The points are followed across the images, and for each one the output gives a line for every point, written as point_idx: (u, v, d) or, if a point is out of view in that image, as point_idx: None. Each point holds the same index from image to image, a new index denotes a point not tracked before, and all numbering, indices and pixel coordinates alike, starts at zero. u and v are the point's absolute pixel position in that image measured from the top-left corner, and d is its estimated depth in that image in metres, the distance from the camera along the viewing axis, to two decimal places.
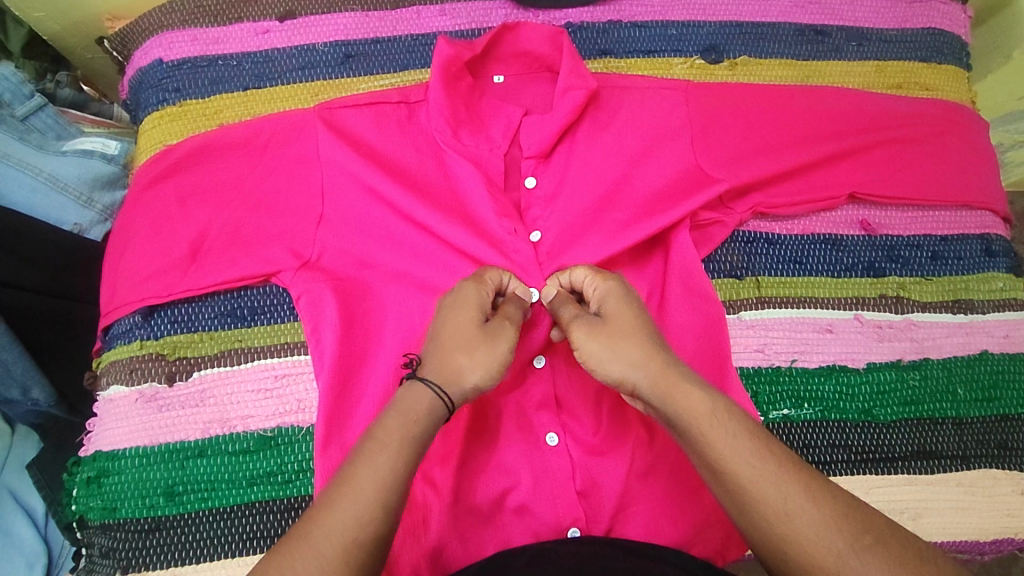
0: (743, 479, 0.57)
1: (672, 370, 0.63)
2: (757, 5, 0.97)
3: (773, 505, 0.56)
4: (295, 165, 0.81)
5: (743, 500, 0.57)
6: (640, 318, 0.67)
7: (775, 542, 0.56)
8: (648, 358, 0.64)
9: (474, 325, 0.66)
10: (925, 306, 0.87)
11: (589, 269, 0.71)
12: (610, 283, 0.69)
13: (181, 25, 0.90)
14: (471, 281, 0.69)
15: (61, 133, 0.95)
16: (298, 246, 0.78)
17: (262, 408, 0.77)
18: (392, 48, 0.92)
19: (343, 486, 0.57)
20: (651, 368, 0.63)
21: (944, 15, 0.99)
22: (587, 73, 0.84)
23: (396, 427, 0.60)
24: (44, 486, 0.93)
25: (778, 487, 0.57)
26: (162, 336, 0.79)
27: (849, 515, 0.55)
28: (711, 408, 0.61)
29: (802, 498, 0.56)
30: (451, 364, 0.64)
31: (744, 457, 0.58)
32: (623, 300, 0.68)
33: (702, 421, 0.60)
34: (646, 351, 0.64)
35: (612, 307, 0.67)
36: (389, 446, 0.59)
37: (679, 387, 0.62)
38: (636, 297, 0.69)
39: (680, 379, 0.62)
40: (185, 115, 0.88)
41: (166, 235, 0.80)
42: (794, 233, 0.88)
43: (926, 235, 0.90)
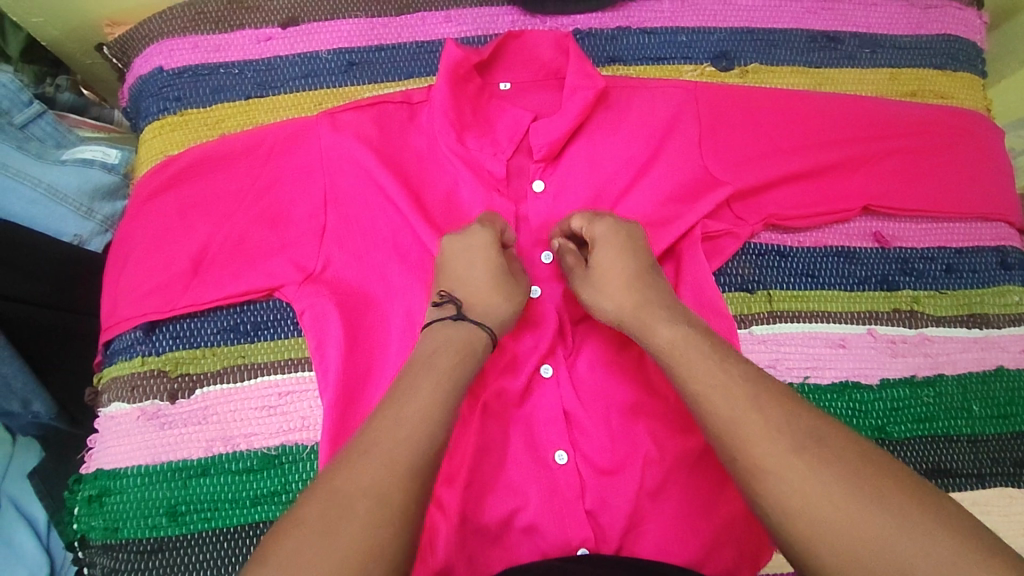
0: (770, 471, 0.52)
1: (652, 304, 0.65)
2: (769, 11, 0.95)
3: (817, 506, 0.50)
4: (299, 177, 0.80)
5: (771, 494, 0.52)
6: (626, 259, 0.69)
7: (814, 542, 0.49)
8: (630, 295, 0.66)
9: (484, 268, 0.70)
10: (939, 320, 0.86)
11: (583, 216, 0.73)
12: (597, 227, 0.71)
13: (181, 33, 0.89)
14: (487, 228, 0.72)
15: (61, 141, 0.94)
16: (301, 259, 0.77)
17: (266, 426, 0.75)
18: (397, 55, 0.90)
19: (341, 481, 0.53)
20: (632, 303, 0.66)
21: (958, 21, 0.98)
22: (595, 74, 0.82)
23: (400, 418, 0.57)
24: (44, 496, 0.92)
25: (810, 478, 0.51)
26: (164, 352, 0.78)
27: (905, 511, 0.49)
28: (685, 338, 0.61)
29: (846, 494, 0.50)
30: (483, 305, 0.68)
31: (714, 372, 0.58)
32: (613, 245, 0.69)
33: (674, 346, 0.61)
34: (629, 292, 0.66)
35: (599, 256, 0.69)
36: (393, 437, 0.55)
37: (655, 318, 0.64)
38: (628, 238, 0.70)
39: (655, 310, 0.64)
40: (186, 125, 0.86)
41: (167, 248, 0.79)
42: (807, 245, 0.87)
43: (941, 247, 0.88)
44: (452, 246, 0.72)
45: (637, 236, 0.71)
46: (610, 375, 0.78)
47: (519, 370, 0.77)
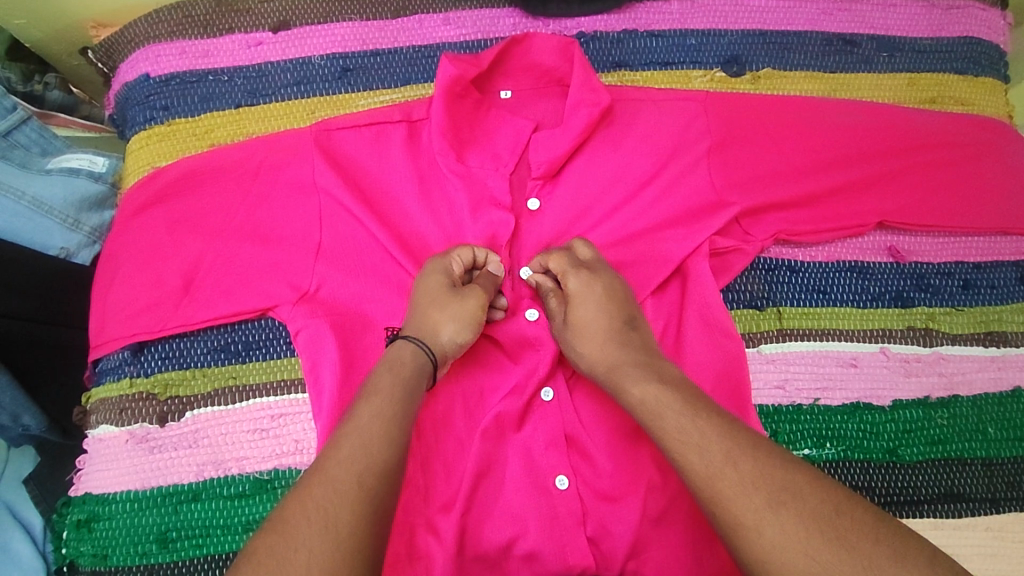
0: (748, 523, 0.51)
1: (627, 363, 0.65)
2: (782, 12, 0.91)
3: (800, 560, 0.49)
4: (291, 191, 0.77)
5: (745, 545, 0.51)
6: (606, 316, 0.68)
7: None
8: (607, 353, 0.66)
9: (441, 289, 0.69)
10: (955, 339, 0.83)
11: (564, 259, 0.72)
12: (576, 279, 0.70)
13: (167, 37, 0.85)
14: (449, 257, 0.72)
15: (46, 147, 0.90)
16: (294, 277, 0.74)
17: (259, 450, 0.73)
18: (394, 61, 0.86)
19: (304, 530, 0.51)
20: (608, 361, 0.66)
21: (981, 22, 0.93)
22: (599, 88, 0.79)
23: (355, 461, 0.54)
24: (40, 500, 0.90)
25: (788, 533, 0.50)
26: (154, 373, 0.76)
27: (886, 564, 0.48)
28: (657, 397, 0.61)
29: (824, 547, 0.49)
30: (428, 324, 0.67)
31: (676, 434, 0.58)
32: (593, 300, 0.69)
33: (644, 407, 0.61)
34: (603, 349, 0.67)
35: (578, 308, 0.69)
36: (348, 484, 0.53)
37: (628, 376, 0.64)
38: (608, 290, 0.70)
39: (628, 369, 0.64)
40: (174, 135, 0.83)
41: (157, 264, 0.76)
42: (819, 260, 0.84)
43: (958, 262, 0.85)
44: (426, 267, 0.71)
45: (615, 285, 0.70)
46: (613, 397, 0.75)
47: (519, 392, 0.74)
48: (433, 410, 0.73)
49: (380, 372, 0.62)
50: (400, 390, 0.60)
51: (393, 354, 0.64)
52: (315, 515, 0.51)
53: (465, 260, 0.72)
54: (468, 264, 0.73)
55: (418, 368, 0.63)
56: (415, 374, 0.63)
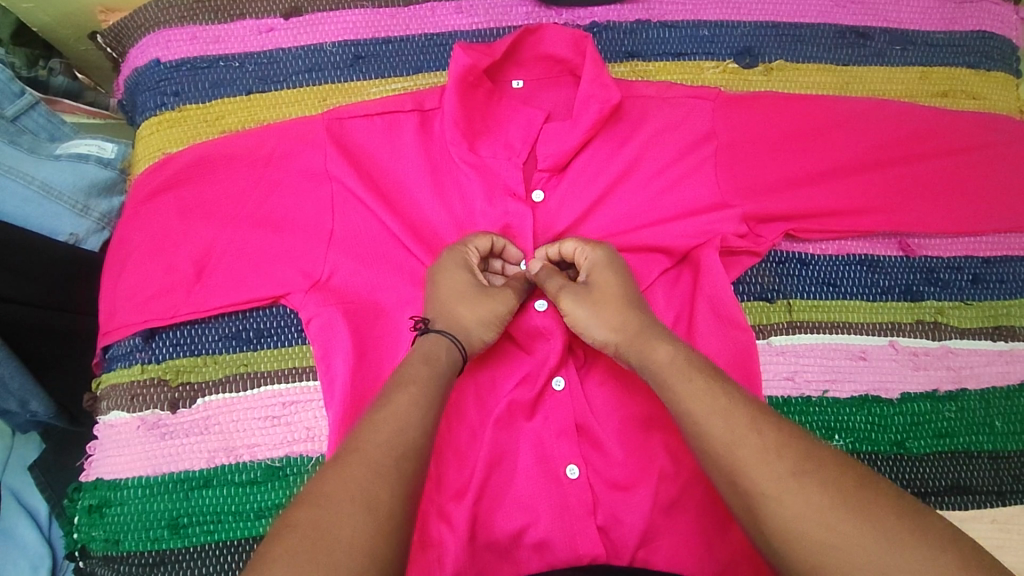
0: (768, 492, 0.52)
1: (648, 329, 0.65)
2: (796, 4, 0.91)
3: (820, 530, 0.49)
4: (304, 179, 0.77)
5: (767, 515, 0.51)
6: (622, 286, 0.69)
7: (806, 563, 0.49)
8: (626, 317, 0.67)
9: (466, 281, 0.69)
10: (963, 333, 0.83)
11: (580, 240, 0.73)
12: (599, 254, 0.71)
13: (178, 22, 0.84)
14: (464, 247, 0.72)
15: (54, 133, 0.90)
16: (308, 265, 0.74)
17: (270, 437, 0.73)
18: (406, 49, 0.86)
19: (343, 507, 0.50)
20: (628, 326, 0.66)
21: (994, 16, 0.93)
22: (611, 84, 0.78)
23: (390, 441, 0.55)
24: (45, 487, 0.90)
25: (809, 502, 0.50)
26: (165, 360, 0.76)
27: (905, 535, 0.48)
28: (681, 358, 0.62)
29: (844, 517, 0.49)
30: (456, 318, 0.67)
31: (698, 399, 0.58)
32: (609, 269, 0.70)
33: (668, 368, 0.61)
34: (622, 314, 0.67)
35: (598, 276, 0.70)
36: (383, 462, 0.53)
37: (652, 340, 0.64)
38: (621, 263, 0.71)
39: (650, 333, 0.65)
40: (185, 121, 0.83)
41: (169, 252, 0.76)
42: (829, 253, 0.84)
43: (967, 256, 0.86)
44: (445, 257, 0.71)
45: (628, 267, 0.73)
46: (624, 388, 0.75)
47: (531, 381, 0.74)
48: (446, 398, 0.73)
49: (416, 363, 0.62)
50: (440, 383, 0.61)
51: (427, 348, 0.64)
52: (354, 492, 0.51)
53: (480, 250, 0.72)
54: (486, 252, 0.73)
55: (448, 360, 0.64)
56: (449, 367, 0.64)
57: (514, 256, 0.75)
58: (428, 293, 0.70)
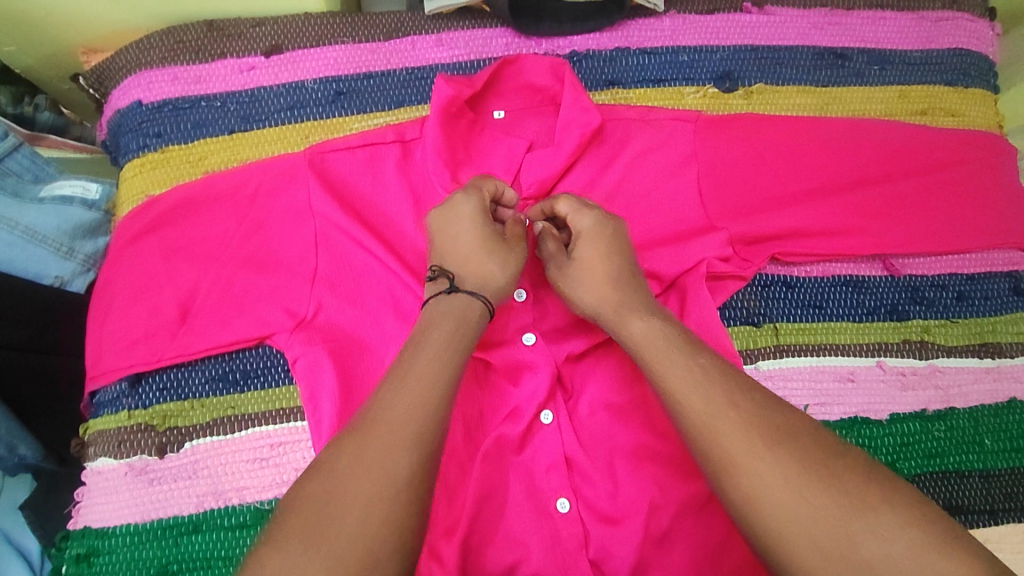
0: (746, 463, 0.52)
1: (631, 303, 0.66)
2: (774, 28, 0.91)
3: (796, 503, 0.50)
4: (287, 218, 0.77)
5: (740, 487, 0.52)
6: (612, 257, 0.68)
7: (785, 538, 0.50)
8: (609, 290, 0.67)
9: (476, 231, 0.68)
10: (950, 351, 0.84)
11: (572, 201, 0.70)
12: (589, 221, 0.69)
13: (159, 63, 0.85)
14: (472, 190, 0.70)
15: (39, 174, 0.89)
16: (293, 304, 0.74)
17: (259, 480, 0.73)
18: (387, 83, 0.86)
19: (338, 504, 0.51)
20: (611, 299, 0.66)
21: (970, 33, 0.94)
22: (591, 107, 0.78)
23: (391, 427, 0.54)
24: (37, 527, 0.89)
25: (786, 476, 0.51)
26: (152, 405, 0.75)
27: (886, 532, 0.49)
28: (657, 336, 0.63)
29: (819, 492, 0.50)
30: (480, 272, 0.66)
31: (678, 372, 0.59)
32: (596, 239, 0.69)
33: (644, 344, 0.63)
34: (605, 286, 0.67)
35: (584, 247, 0.69)
36: (385, 453, 0.53)
37: (631, 314, 0.65)
38: (613, 231, 0.69)
39: (630, 308, 0.66)
40: (168, 162, 0.83)
41: (153, 296, 0.76)
42: (814, 275, 0.84)
43: (951, 274, 0.86)
44: (460, 204, 0.69)
45: (623, 233, 0.70)
46: (613, 419, 0.75)
47: (519, 416, 0.74)
48: None
49: (441, 324, 0.62)
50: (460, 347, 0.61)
51: (454, 306, 0.64)
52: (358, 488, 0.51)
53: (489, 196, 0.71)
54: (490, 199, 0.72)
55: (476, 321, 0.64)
56: (477, 323, 0.64)
57: (512, 197, 0.73)
58: (437, 245, 0.69)
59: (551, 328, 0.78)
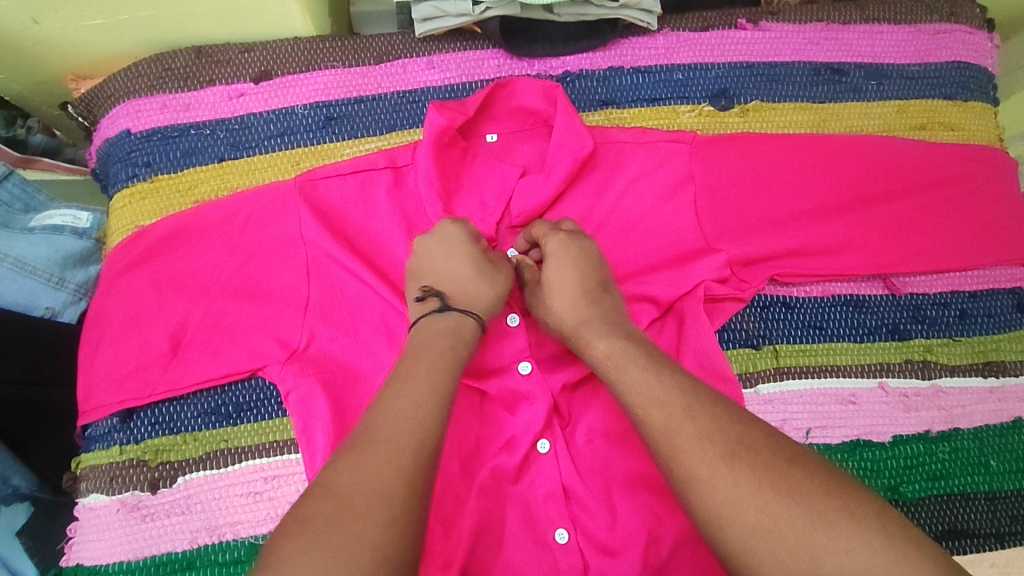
0: (700, 476, 0.51)
1: (595, 320, 0.66)
2: (770, 44, 0.90)
3: (751, 514, 0.49)
4: (277, 248, 0.76)
5: (697, 502, 0.51)
6: (577, 275, 0.69)
7: (744, 552, 0.49)
8: (575, 307, 0.68)
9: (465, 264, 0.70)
10: (953, 370, 0.82)
11: (547, 225, 0.74)
12: (556, 242, 0.71)
13: (147, 92, 0.84)
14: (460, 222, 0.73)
15: (30, 203, 0.89)
16: (284, 336, 0.73)
17: (253, 514, 0.72)
18: (378, 107, 0.85)
19: (318, 524, 0.49)
20: (576, 316, 0.67)
21: (969, 46, 0.93)
22: (584, 131, 0.77)
23: (367, 452, 0.54)
24: (34, 552, 0.88)
25: (739, 486, 0.50)
26: (143, 440, 0.74)
27: (888, 569, 0.46)
28: (617, 350, 0.63)
29: (778, 501, 0.49)
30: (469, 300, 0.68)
31: (637, 385, 0.59)
32: (562, 258, 0.70)
33: (605, 359, 0.63)
34: (570, 303, 0.68)
35: (551, 265, 0.70)
36: (362, 477, 0.52)
37: (593, 332, 0.65)
38: (580, 251, 0.70)
39: (594, 324, 0.66)
40: (158, 192, 0.82)
41: (144, 328, 0.75)
42: (813, 295, 0.83)
43: (954, 291, 0.85)
44: (449, 233, 0.72)
45: (591, 252, 0.71)
46: (611, 446, 0.73)
47: (515, 445, 0.72)
48: None
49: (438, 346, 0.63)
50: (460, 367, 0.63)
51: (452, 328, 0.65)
52: (342, 513, 0.50)
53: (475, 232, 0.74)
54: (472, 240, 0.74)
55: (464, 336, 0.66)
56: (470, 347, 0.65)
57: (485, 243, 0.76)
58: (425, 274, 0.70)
59: (548, 355, 0.77)
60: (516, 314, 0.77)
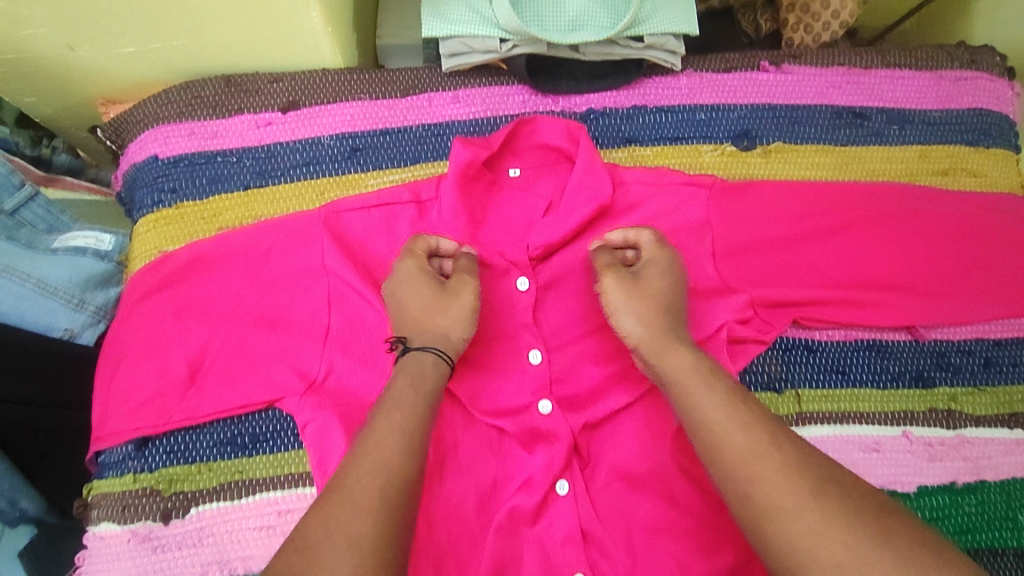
0: None
1: (678, 337, 0.65)
2: (792, 87, 0.91)
3: None
4: (300, 278, 0.76)
5: None
6: (672, 291, 0.68)
7: None
8: (665, 319, 0.66)
9: (431, 291, 0.69)
10: (979, 420, 0.81)
11: (654, 234, 0.72)
12: (663, 254, 0.70)
13: (176, 119, 0.85)
14: (404, 255, 0.71)
15: (53, 223, 0.90)
16: (304, 367, 0.72)
17: (265, 549, 0.71)
18: (403, 140, 0.86)
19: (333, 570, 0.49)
20: (661, 327, 0.65)
21: (990, 93, 0.93)
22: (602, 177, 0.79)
23: (374, 480, 0.55)
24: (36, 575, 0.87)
25: None
26: (158, 468, 0.74)
27: None
28: (698, 370, 0.62)
29: None
30: (434, 332, 0.67)
31: (715, 407, 0.58)
32: (664, 272, 0.69)
33: (687, 376, 0.61)
34: (658, 314, 0.66)
35: (652, 273, 0.69)
36: (366, 505, 0.53)
37: (676, 346, 0.64)
38: (680, 271, 0.70)
39: (678, 341, 0.65)
40: (182, 218, 0.83)
41: (164, 355, 0.75)
42: (835, 339, 0.82)
43: (978, 339, 0.84)
44: (397, 270, 0.71)
45: (686, 276, 0.71)
46: (630, 489, 0.72)
47: (533, 485, 0.71)
48: (444, 504, 0.70)
49: (402, 387, 0.62)
50: (427, 399, 0.62)
51: (412, 368, 0.64)
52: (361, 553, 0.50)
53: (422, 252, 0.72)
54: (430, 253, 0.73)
55: (435, 374, 0.64)
56: (437, 379, 0.64)
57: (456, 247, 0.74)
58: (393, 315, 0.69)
59: (568, 393, 0.76)
60: (538, 352, 0.75)
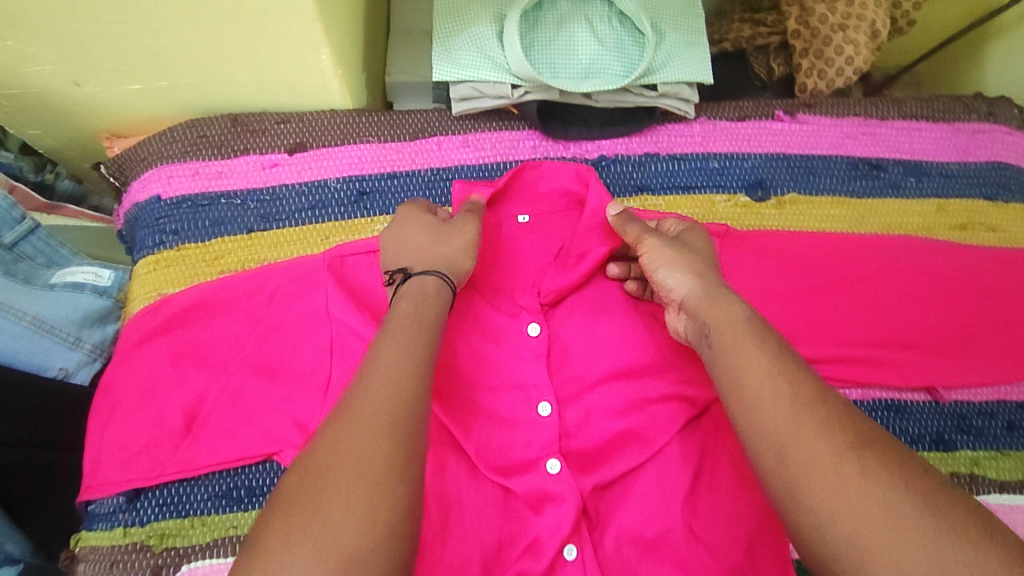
0: None
1: (727, 291, 0.63)
2: (807, 137, 0.90)
3: None
4: (302, 325, 0.73)
5: None
6: (710, 259, 0.68)
7: None
8: (711, 277, 0.64)
9: (433, 228, 0.69)
10: (1003, 486, 0.78)
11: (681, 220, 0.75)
12: (696, 230, 0.72)
13: (181, 159, 0.84)
14: (407, 207, 0.73)
15: (53, 258, 0.88)
16: (303, 420, 0.70)
17: None
18: (411, 184, 0.85)
19: None
20: (710, 282, 0.63)
21: (1008, 147, 0.92)
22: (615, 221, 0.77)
23: None
24: None
25: None
26: (149, 522, 0.71)
27: None
28: (754, 320, 0.59)
29: None
30: (436, 259, 0.66)
31: (777, 355, 0.55)
32: (700, 242, 0.70)
33: (744, 323, 0.58)
34: (703, 270, 0.65)
35: (689, 241, 0.70)
36: None
37: (727, 296, 0.61)
38: (714, 250, 0.72)
39: (728, 294, 0.62)
40: (184, 260, 0.81)
41: (160, 403, 0.72)
42: (854, 398, 0.79)
43: (1000, 401, 0.81)
44: (400, 216, 0.71)
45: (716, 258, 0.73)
46: (642, 555, 0.68)
47: (540, 550, 0.67)
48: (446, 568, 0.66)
49: (404, 307, 0.60)
50: (427, 319, 0.59)
51: (415, 287, 0.62)
52: None
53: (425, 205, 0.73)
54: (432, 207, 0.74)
55: (437, 297, 0.62)
56: (438, 303, 0.62)
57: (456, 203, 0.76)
58: (392, 252, 0.68)
59: (577, 451, 0.73)
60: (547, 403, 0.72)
